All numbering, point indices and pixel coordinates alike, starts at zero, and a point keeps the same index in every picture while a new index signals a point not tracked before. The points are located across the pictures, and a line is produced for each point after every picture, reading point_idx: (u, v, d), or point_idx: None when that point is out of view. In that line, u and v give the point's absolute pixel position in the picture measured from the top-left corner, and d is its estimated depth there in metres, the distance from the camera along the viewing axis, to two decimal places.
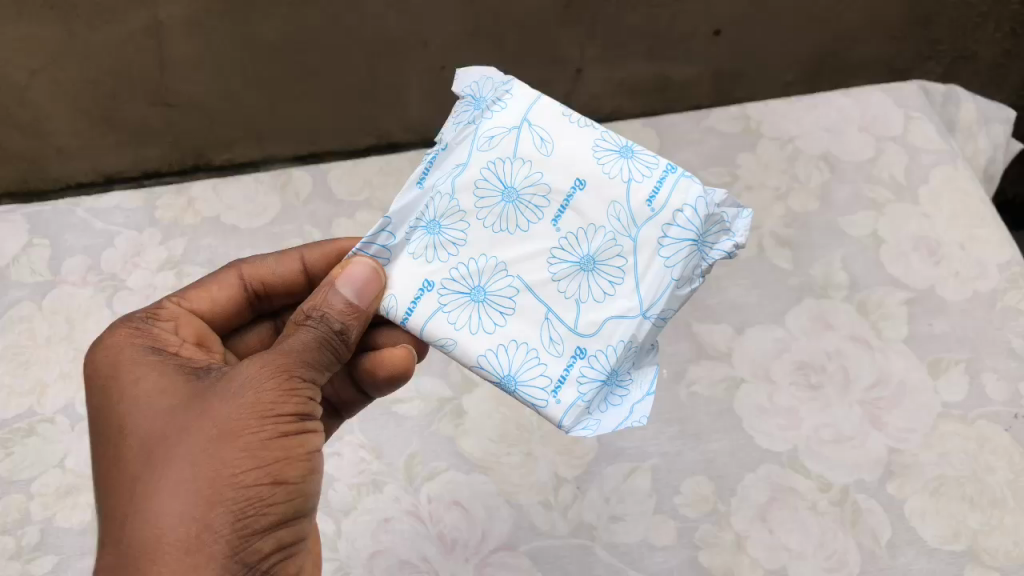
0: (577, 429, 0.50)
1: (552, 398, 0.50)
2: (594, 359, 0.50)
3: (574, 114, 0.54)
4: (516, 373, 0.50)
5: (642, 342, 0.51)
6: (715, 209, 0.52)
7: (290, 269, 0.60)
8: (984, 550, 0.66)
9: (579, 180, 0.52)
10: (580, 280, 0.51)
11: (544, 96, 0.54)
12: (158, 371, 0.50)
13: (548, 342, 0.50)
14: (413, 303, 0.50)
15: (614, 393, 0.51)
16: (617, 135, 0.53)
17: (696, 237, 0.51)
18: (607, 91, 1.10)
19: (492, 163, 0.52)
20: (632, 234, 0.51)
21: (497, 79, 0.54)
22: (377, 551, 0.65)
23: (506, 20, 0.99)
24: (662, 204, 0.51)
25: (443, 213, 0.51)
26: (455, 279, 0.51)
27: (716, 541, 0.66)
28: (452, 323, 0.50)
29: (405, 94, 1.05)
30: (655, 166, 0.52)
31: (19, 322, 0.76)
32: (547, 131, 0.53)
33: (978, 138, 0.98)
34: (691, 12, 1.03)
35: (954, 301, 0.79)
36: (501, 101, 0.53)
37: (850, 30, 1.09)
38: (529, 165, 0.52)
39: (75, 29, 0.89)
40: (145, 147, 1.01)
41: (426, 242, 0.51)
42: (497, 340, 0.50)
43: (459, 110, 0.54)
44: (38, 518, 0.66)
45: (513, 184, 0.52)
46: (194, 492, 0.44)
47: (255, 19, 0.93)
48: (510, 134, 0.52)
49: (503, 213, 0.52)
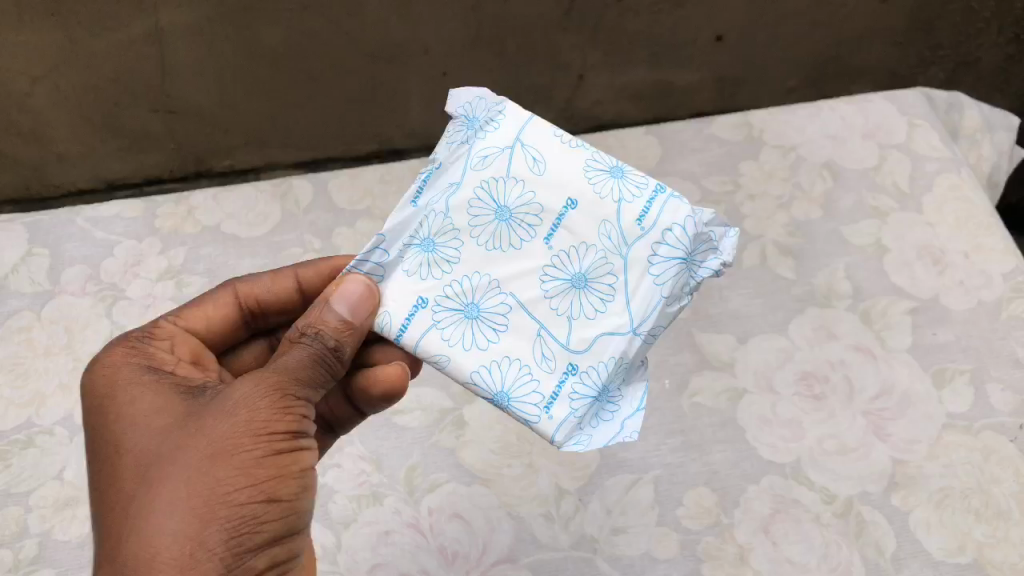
0: (569, 445, 0.50)
1: (544, 414, 0.50)
2: (585, 375, 0.50)
3: (566, 134, 0.54)
4: (509, 390, 0.49)
5: (632, 358, 0.51)
6: (704, 228, 0.52)
7: (284, 287, 0.59)
8: (990, 563, 0.65)
9: (571, 199, 0.51)
10: (572, 297, 0.51)
11: (536, 116, 0.54)
12: (153, 390, 0.50)
13: (540, 358, 0.50)
14: (406, 320, 0.50)
15: (605, 409, 0.51)
16: (607, 155, 0.53)
17: (685, 256, 0.51)
18: (608, 97, 1.11)
19: (485, 182, 0.52)
20: (622, 252, 0.51)
21: (489, 99, 0.54)
22: (376, 564, 0.65)
23: (508, 27, 0.99)
24: (652, 222, 0.51)
25: (437, 232, 0.51)
26: (449, 296, 0.50)
27: (719, 554, 0.66)
28: (446, 340, 0.50)
29: (405, 101, 1.05)
30: (645, 186, 0.52)
31: (19, 332, 0.76)
32: (540, 150, 0.52)
33: (981, 145, 0.98)
34: (693, 19, 1.03)
35: (957, 311, 0.78)
36: (494, 121, 0.53)
37: (853, 36, 1.09)
38: (522, 184, 0.52)
39: (76, 35, 0.88)
40: (145, 154, 1.02)
41: (420, 260, 0.51)
42: (490, 357, 0.50)
43: (452, 130, 0.53)
44: (36, 531, 0.66)
45: (506, 203, 0.51)
46: (188, 510, 0.44)
47: (256, 26, 0.92)
48: (504, 153, 0.52)
49: (497, 231, 0.51)
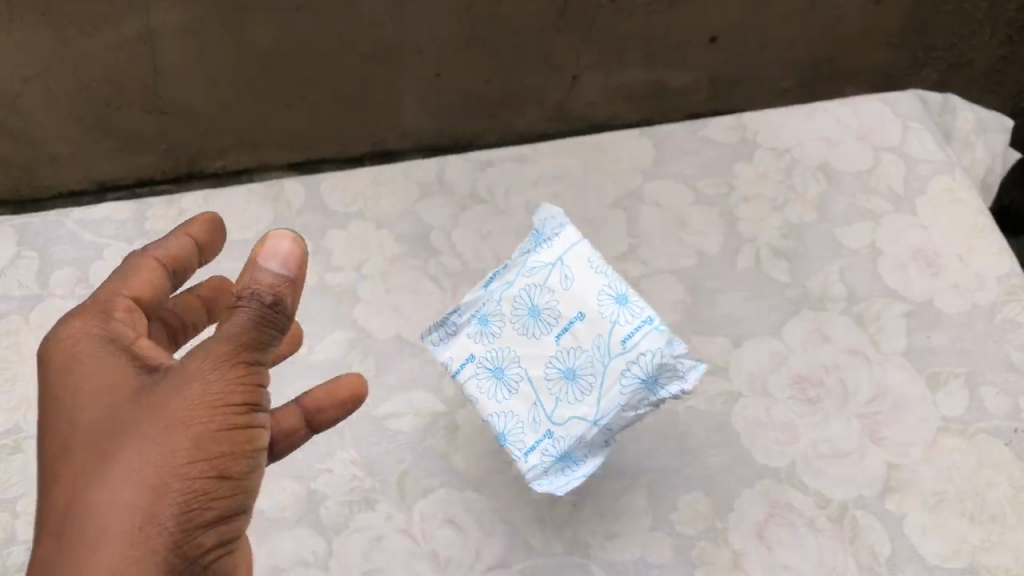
0: (531, 484, 0.60)
1: (520, 454, 0.60)
2: (557, 442, 0.60)
3: (601, 261, 0.64)
4: (506, 433, 0.61)
5: (591, 440, 0.60)
6: (669, 358, 0.59)
7: (183, 247, 0.58)
8: (984, 566, 0.65)
9: (580, 311, 0.62)
10: (563, 384, 0.61)
11: (586, 243, 0.64)
12: (100, 365, 0.49)
13: (533, 421, 0.61)
14: (460, 364, 0.63)
15: (567, 468, 0.60)
16: (617, 283, 0.62)
17: (648, 381, 0.59)
18: (602, 98, 1.16)
19: (528, 287, 0.64)
20: (604, 361, 0.60)
21: (559, 219, 0.66)
22: (370, 570, 0.64)
23: (501, 26, 1.03)
24: (630, 344, 0.60)
25: (493, 311, 0.64)
26: (490, 360, 0.62)
27: (713, 559, 0.65)
28: (480, 390, 0.62)
29: (399, 101, 1.09)
30: (638, 316, 0.61)
31: (8, 336, 0.75)
32: (573, 272, 0.63)
33: (975, 147, 0.97)
34: (687, 20, 1.07)
35: (952, 314, 0.79)
36: (552, 241, 0.65)
37: (846, 37, 1.13)
38: (551, 293, 0.63)
39: (67, 35, 0.92)
40: (137, 154, 1.07)
41: (479, 329, 0.64)
42: (502, 407, 0.61)
43: (524, 243, 0.66)
44: (27, 537, 0.65)
45: (537, 304, 0.63)
46: (139, 486, 0.44)
47: (249, 26, 0.95)
48: (547, 269, 0.64)
49: (527, 324, 0.63)
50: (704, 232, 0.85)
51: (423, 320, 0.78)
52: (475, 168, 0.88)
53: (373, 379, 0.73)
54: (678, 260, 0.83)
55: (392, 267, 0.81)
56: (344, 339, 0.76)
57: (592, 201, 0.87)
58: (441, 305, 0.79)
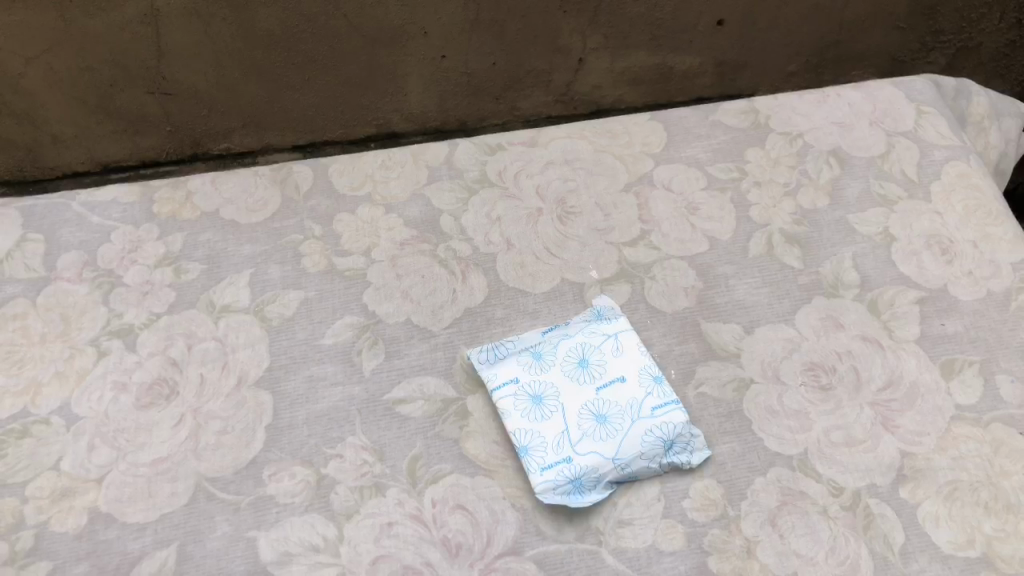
0: (539, 496, 0.65)
1: (536, 472, 0.66)
2: (572, 466, 0.66)
3: (635, 378, 0.71)
4: (526, 451, 0.68)
5: (605, 476, 0.66)
6: (681, 443, 0.68)
7: None
8: (999, 556, 0.64)
9: (621, 377, 0.71)
10: (594, 419, 0.69)
11: (632, 360, 0.73)
12: None
13: (554, 444, 0.68)
14: (502, 383, 0.71)
15: (577, 489, 0.66)
16: (657, 397, 0.70)
17: (664, 449, 0.67)
18: (607, 81, 1.25)
19: (582, 342, 0.74)
20: (635, 404, 0.70)
21: (615, 325, 0.75)
22: (378, 557, 0.62)
23: (504, 11, 1.09)
24: (658, 417, 0.69)
25: (545, 347, 0.74)
26: (531, 386, 0.71)
27: (726, 547, 0.63)
28: (515, 409, 0.70)
29: (405, 84, 1.18)
30: (662, 414, 0.69)
31: (13, 319, 0.74)
32: (617, 380, 0.71)
33: (990, 132, 0.96)
34: (694, 7, 1.15)
35: (966, 301, 0.78)
36: (600, 348, 0.73)
37: (853, 19, 1.23)
38: (602, 357, 0.73)
39: (70, 15, 0.98)
40: (140, 136, 1.18)
41: (529, 360, 0.73)
42: (529, 425, 0.69)
43: (584, 316, 0.76)
44: (33, 523, 0.63)
45: (586, 358, 0.73)
46: None
47: (253, 11, 1.02)
48: (600, 345, 0.74)
49: (573, 373, 0.72)
50: (716, 217, 0.84)
51: (433, 305, 0.77)
52: (486, 153, 0.89)
53: (382, 365, 0.73)
54: (690, 245, 0.82)
55: (401, 252, 0.80)
56: (354, 323, 0.75)
57: (603, 185, 0.86)
58: (450, 290, 0.78)
